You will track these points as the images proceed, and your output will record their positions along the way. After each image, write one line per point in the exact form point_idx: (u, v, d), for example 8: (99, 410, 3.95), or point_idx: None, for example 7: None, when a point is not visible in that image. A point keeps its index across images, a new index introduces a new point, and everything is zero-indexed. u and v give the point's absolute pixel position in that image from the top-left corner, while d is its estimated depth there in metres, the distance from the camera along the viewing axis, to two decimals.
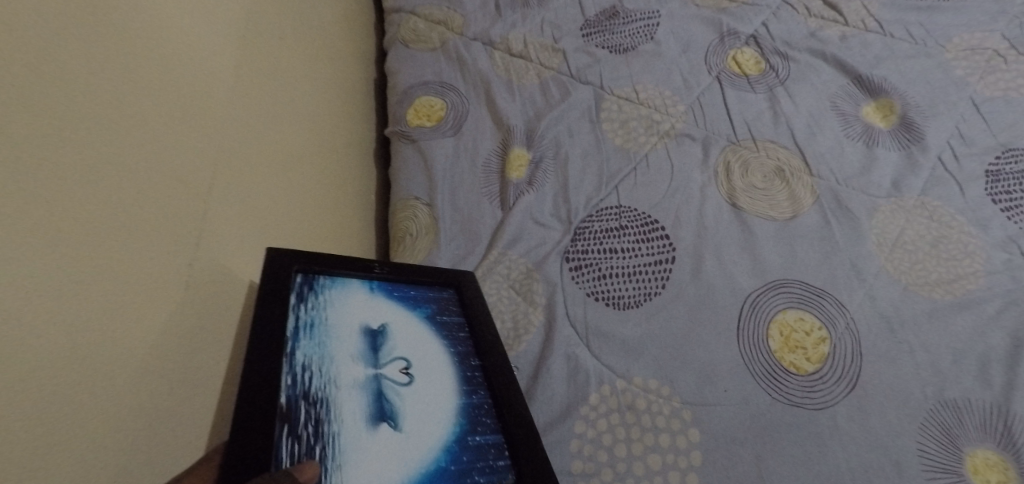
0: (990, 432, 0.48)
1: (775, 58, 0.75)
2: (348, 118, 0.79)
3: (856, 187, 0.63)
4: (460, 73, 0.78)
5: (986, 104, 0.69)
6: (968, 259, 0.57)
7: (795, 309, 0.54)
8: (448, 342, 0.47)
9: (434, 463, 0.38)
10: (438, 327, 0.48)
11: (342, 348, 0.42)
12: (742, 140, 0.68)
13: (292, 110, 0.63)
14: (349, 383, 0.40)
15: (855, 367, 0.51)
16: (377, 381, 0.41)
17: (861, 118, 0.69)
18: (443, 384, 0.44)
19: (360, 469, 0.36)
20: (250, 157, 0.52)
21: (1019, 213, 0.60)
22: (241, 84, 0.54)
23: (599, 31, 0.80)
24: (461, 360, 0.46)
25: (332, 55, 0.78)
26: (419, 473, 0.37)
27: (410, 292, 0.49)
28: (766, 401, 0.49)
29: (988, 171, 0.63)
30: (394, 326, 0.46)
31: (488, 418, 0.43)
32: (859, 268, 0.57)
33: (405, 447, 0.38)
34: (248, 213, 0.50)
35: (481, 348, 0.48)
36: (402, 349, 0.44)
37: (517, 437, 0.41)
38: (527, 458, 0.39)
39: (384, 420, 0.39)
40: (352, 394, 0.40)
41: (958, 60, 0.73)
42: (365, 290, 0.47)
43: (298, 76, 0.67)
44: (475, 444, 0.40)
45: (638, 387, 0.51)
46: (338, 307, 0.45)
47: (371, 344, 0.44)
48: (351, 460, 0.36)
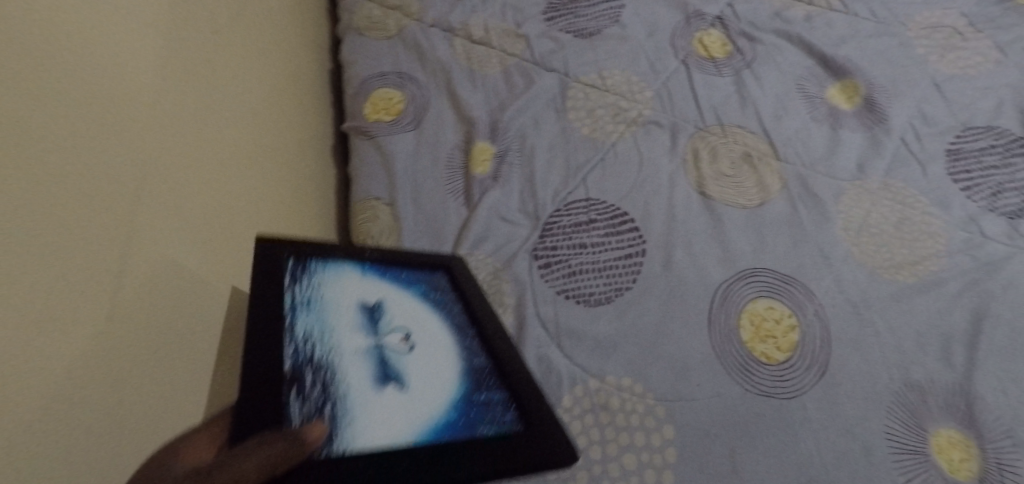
0: (953, 412, 0.49)
1: (741, 40, 0.74)
2: (303, 111, 0.75)
3: (822, 171, 0.63)
4: (420, 62, 0.75)
5: (947, 82, 0.69)
6: (930, 240, 0.58)
7: (764, 298, 0.54)
8: (448, 312, 0.46)
9: (442, 416, 0.37)
10: (437, 300, 0.47)
11: (343, 322, 0.41)
12: (709, 126, 0.67)
13: (247, 100, 0.61)
14: (351, 352, 0.39)
15: (824, 354, 0.51)
16: (379, 349, 0.40)
17: (826, 99, 0.69)
18: (445, 348, 0.42)
19: (369, 425, 0.35)
20: (210, 154, 0.50)
21: (978, 191, 0.61)
22: (198, 74, 0.51)
23: (563, 14, 0.77)
24: (462, 327, 0.45)
25: (282, 38, 0.74)
26: (428, 424, 0.36)
27: (406, 270, 0.48)
28: (739, 393, 0.49)
29: (949, 150, 0.64)
30: (391, 301, 0.44)
31: (493, 374, 0.41)
32: (827, 254, 0.57)
33: (412, 405, 0.37)
34: (209, 213, 0.48)
35: (482, 320, 0.46)
36: (402, 320, 0.43)
37: (524, 387, 0.40)
38: (536, 404, 0.38)
39: (389, 382, 0.38)
40: (356, 361, 0.39)
41: (919, 39, 0.73)
42: (359, 270, 0.46)
43: (251, 59, 0.64)
44: (480, 397, 0.39)
45: (611, 386, 0.50)
46: (335, 287, 0.44)
47: (371, 317, 0.43)
48: (359, 418, 0.35)
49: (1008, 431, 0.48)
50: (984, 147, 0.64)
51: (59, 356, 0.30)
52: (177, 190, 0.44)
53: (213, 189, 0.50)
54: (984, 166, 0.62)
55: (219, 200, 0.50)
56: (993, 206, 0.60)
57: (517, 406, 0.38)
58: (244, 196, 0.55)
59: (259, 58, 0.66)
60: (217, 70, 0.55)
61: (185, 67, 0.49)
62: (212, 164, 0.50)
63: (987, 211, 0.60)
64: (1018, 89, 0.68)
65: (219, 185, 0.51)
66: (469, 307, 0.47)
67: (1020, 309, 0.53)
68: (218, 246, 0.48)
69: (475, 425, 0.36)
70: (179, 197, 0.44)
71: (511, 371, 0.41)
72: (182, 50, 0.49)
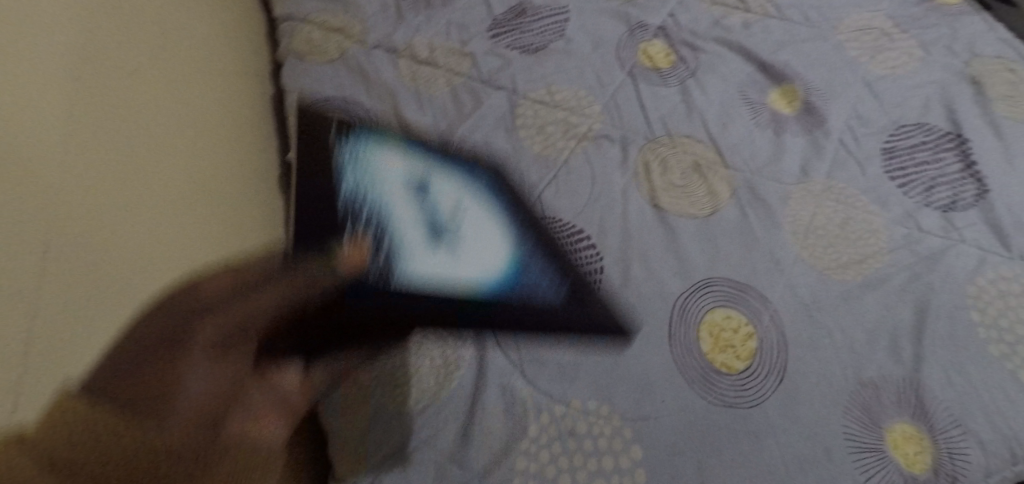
0: (906, 406, 0.51)
1: (683, 50, 0.75)
2: (244, 143, 0.75)
3: (768, 175, 0.64)
4: (364, 85, 0.73)
5: (879, 83, 0.72)
6: (873, 237, 0.60)
7: (721, 307, 0.55)
8: (488, 201, 0.60)
9: (485, 272, 0.54)
10: (480, 192, 0.60)
11: (400, 201, 0.58)
12: (658, 137, 0.68)
13: (183, 135, 0.65)
14: (408, 222, 0.57)
15: (783, 360, 0.52)
16: (431, 223, 0.57)
17: (768, 105, 0.71)
18: (487, 229, 0.57)
19: (420, 259, 0.54)
20: (144, 202, 0.57)
21: (914, 187, 0.63)
22: (130, 137, 0.57)
23: (508, 30, 0.77)
24: (501, 215, 0.59)
25: (211, 59, 0.74)
26: (472, 275, 0.53)
27: (451, 166, 0.62)
28: (703, 406, 0.50)
29: (885, 148, 0.66)
30: (439, 187, 0.60)
31: (531, 253, 0.56)
32: (778, 259, 0.58)
33: (457, 262, 0.54)
34: (154, 252, 0.56)
35: (516, 205, 0.61)
36: (447, 207, 0.58)
37: (563, 265, 0.55)
38: (574, 285, 0.54)
39: (438, 245, 0.56)
40: (410, 228, 0.56)
41: (850, 41, 0.76)
42: (404, 155, 0.63)
43: (179, 92, 0.67)
44: (523, 269, 0.54)
45: (577, 411, 0.51)
46: (380, 166, 0.61)
47: (422, 201, 0.59)
48: (421, 259, 0.54)
49: (956, 422, 0.50)
50: (916, 144, 0.67)
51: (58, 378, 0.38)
52: (117, 247, 0.52)
53: (156, 231, 0.57)
54: (918, 162, 0.65)
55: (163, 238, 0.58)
56: (928, 201, 0.62)
57: (555, 269, 0.54)
58: (197, 228, 0.63)
59: (188, 86, 0.69)
60: (137, 120, 0.59)
61: (92, 127, 0.53)
62: (150, 210, 0.57)
63: (923, 205, 0.62)
64: (943, 86, 0.71)
65: (163, 225, 0.59)
66: (507, 192, 0.61)
67: (960, 300, 0.56)
68: (194, 271, 0.56)
69: (517, 270, 0.54)
70: (115, 252, 0.52)
71: (547, 246, 0.57)
72: (82, 117, 0.52)
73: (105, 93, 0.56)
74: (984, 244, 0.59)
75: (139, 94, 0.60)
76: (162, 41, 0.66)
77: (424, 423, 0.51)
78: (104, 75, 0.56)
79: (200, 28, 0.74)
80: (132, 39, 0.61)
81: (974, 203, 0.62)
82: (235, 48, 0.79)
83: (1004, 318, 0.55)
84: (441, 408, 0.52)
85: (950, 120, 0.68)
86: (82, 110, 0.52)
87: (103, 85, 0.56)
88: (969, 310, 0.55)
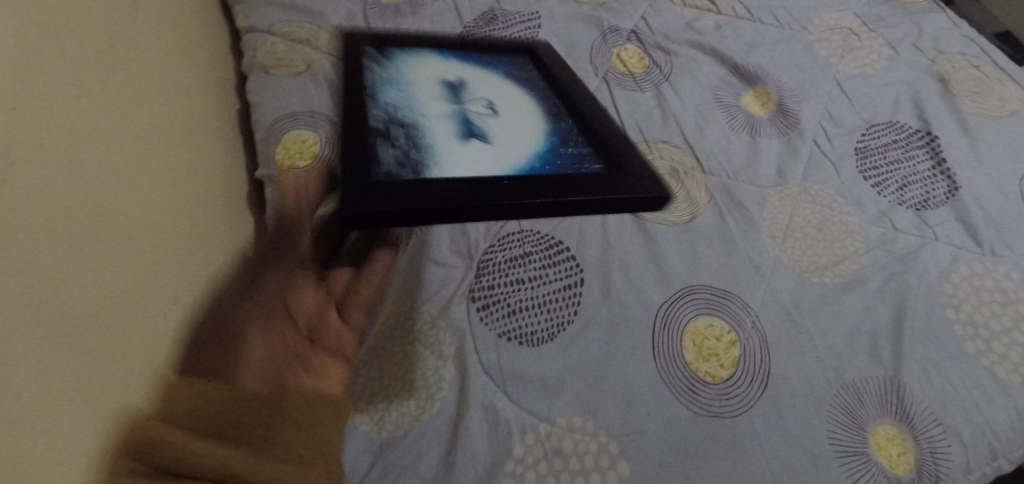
0: (888, 409, 0.51)
1: (657, 53, 0.75)
2: (226, 147, 0.72)
3: (745, 179, 0.64)
4: (333, 99, 0.72)
5: (849, 83, 0.72)
6: (849, 238, 0.60)
7: (704, 315, 0.55)
8: (523, 88, 0.54)
9: (529, 162, 0.45)
10: (511, 78, 0.54)
11: (424, 91, 0.50)
12: (635, 143, 0.67)
13: (164, 136, 0.61)
14: (436, 114, 0.48)
15: (766, 366, 0.52)
16: (460, 111, 0.49)
17: (742, 108, 0.71)
18: (522, 119, 0.50)
19: (460, 156, 0.44)
20: (144, 210, 0.55)
21: (887, 186, 0.64)
22: (109, 149, 0.52)
23: (479, 37, 0.76)
24: (541, 100, 0.52)
25: (172, 53, 0.68)
26: (515, 165, 0.44)
27: (483, 57, 0.56)
28: (690, 418, 0.50)
29: (857, 148, 0.67)
30: (470, 80, 0.52)
31: (574, 138, 0.48)
32: (757, 263, 0.58)
33: (496, 154, 0.45)
34: (157, 256, 0.55)
35: (554, 85, 0.54)
36: (481, 92, 0.51)
37: (611, 151, 0.47)
38: (623, 156, 0.46)
39: (473, 138, 0.46)
40: (438, 122, 0.47)
41: (820, 42, 0.76)
42: (438, 56, 0.55)
43: (151, 90, 0.62)
44: (568, 152, 0.47)
45: (562, 428, 0.51)
46: (411, 68, 0.53)
47: (450, 89, 0.51)
48: (450, 150, 0.45)
49: (937, 420, 0.50)
50: (888, 143, 0.67)
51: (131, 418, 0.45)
52: (123, 264, 0.50)
53: (159, 234, 0.56)
54: (890, 160, 0.66)
55: (166, 239, 0.57)
56: (902, 199, 0.63)
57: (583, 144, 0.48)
58: (199, 223, 0.63)
59: (155, 83, 0.63)
60: (114, 127, 0.54)
61: (72, 143, 0.48)
62: (150, 215, 0.55)
63: (897, 205, 0.62)
64: (912, 84, 0.72)
65: (164, 228, 0.57)
66: (541, 72, 0.56)
67: (936, 297, 0.56)
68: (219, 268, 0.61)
69: (548, 157, 0.46)
70: (123, 268, 0.50)
71: (586, 116, 0.50)
72: (57, 134, 0.47)
73: (76, 107, 0.50)
74: (957, 241, 0.60)
75: (112, 102, 0.55)
76: (152, 48, 0.64)
77: (406, 448, 0.51)
78: (70, 87, 0.50)
79: (148, 13, 0.66)
80: (90, 44, 0.54)
81: (945, 200, 0.63)
82: (199, 48, 0.75)
83: (979, 315, 0.55)
84: (424, 431, 0.52)
85: (919, 117, 0.69)
86: (57, 127, 0.47)
87: (72, 98, 0.50)
88: (945, 308, 0.55)
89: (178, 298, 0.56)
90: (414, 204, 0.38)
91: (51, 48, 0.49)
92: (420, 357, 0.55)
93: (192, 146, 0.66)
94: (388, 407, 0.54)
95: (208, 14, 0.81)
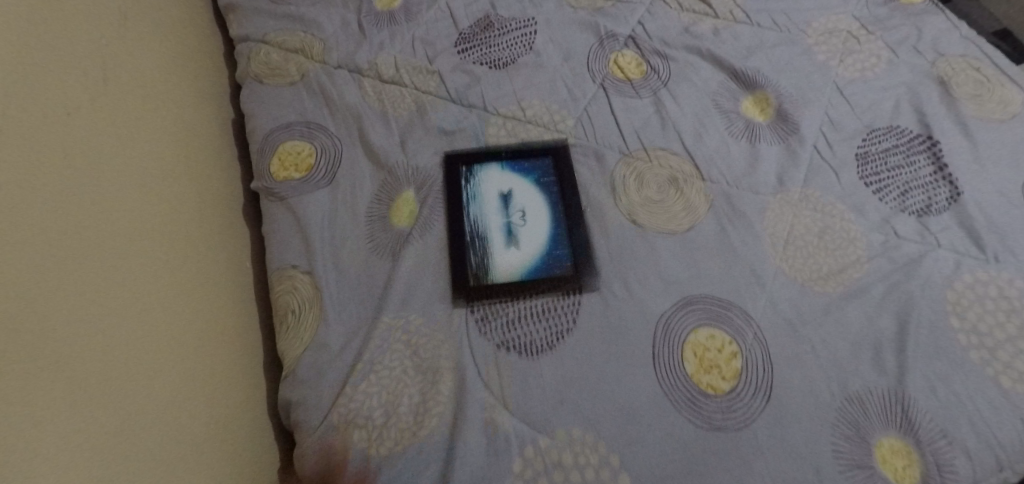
0: (892, 420, 0.50)
1: (655, 59, 0.74)
2: (223, 157, 0.72)
3: (745, 187, 0.63)
4: (328, 109, 0.72)
5: (849, 87, 0.71)
6: (851, 246, 0.59)
7: (705, 326, 0.54)
8: (548, 196, 0.64)
9: (534, 259, 0.60)
10: (543, 188, 0.64)
11: (488, 207, 0.63)
12: (633, 151, 0.66)
13: (153, 145, 0.59)
14: (493, 225, 0.62)
15: (767, 377, 0.52)
16: (507, 225, 0.62)
17: (741, 114, 0.70)
18: (539, 223, 0.62)
19: (501, 260, 0.60)
20: (135, 220, 0.52)
21: (888, 193, 0.62)
22: (96, 158, 0.50)
23: (474, 45, 0.76)
24: (552, 206, 0.63)
25: (161, 62, 0.67)
26: (526, 263, 0.59)
27: (524, 165, 0.66)
28: (692, 431, 0.50)
29: (858, 154, 0.65)
30: (516, 192, 0.64)
31: (563, 240, 0.60)
32: (758, 272, 0.58)
33: (523, 253, 0.60)
34: (153, 269, 0.52)
35: (564, 194, 0.64)
36: (523, 206, 0.63)
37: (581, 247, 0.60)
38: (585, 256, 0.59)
39: (511, 242, 0.61)
40: (495, 234, 0.62)
41: (820, 45, 0.75)
42: (498, 167, 0.66)
43: (139, 98, 0.60)
44: (556, 251, 0.60)
45: (562, 443, 0.50)
46: (480, 181, 0.65)
47: (503, 204, 0.63)
48: (499, 257, 0.60)
49: (942, 431, 0.50)
50: (889, 148, 0.65)
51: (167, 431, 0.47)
52: (115, 278, 0.48)
53: (153, 247, 0.53)
54: (891, 166, 0.64)
55: (162, 251, 0.54)
56: (903, 206, 0.61)
57: (574, 254, 0.59)
58: (195, 234, 0.60)
59: (143, 90, 0.61)
60: (99, 135, 0.52)
61: (55, 153, 0.46)
62: (142, 226, 0.53)
63: (899, 211, 0.61)
64: (912, 87, 0.70)
65: (159, 240, 0.54)
66: (563, 174, 0.65)
67: (939, 306, 0.55)
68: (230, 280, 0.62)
69: (547, 266, 0.59)
70: (116, 282, 0.48)
71: (576, 218, 0.62)
72: (38, 143, 0.45)
73: (60, 117, 0.48)
74: (960, 247, 0.59)
75: (96, 109, 0.53)
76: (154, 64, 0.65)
77: (405, 465, 0.51)
78: (54, 96, 0.48)
79: (139, 23, 0.65)
80: (73, 51, 0.53)
81: (948, 205, 0.61)
82: (192, 58, 0.74)
83: (984, 323, 0.54)
84: (421, 447, 0.52)
85: (919, 121, 0.67)
86: (39, 136, 0.45)
87: (57, 107, 0.48)
88: (949, 317, 0.54)
89: (179, 313, 0.53)
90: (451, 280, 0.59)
91: (35, 56, 0.48)
92: (417, 370, 0.55)
93: (198, 158, 0.66)
94: (385, 422, 0.53)
95: (201, 23, 0.80)
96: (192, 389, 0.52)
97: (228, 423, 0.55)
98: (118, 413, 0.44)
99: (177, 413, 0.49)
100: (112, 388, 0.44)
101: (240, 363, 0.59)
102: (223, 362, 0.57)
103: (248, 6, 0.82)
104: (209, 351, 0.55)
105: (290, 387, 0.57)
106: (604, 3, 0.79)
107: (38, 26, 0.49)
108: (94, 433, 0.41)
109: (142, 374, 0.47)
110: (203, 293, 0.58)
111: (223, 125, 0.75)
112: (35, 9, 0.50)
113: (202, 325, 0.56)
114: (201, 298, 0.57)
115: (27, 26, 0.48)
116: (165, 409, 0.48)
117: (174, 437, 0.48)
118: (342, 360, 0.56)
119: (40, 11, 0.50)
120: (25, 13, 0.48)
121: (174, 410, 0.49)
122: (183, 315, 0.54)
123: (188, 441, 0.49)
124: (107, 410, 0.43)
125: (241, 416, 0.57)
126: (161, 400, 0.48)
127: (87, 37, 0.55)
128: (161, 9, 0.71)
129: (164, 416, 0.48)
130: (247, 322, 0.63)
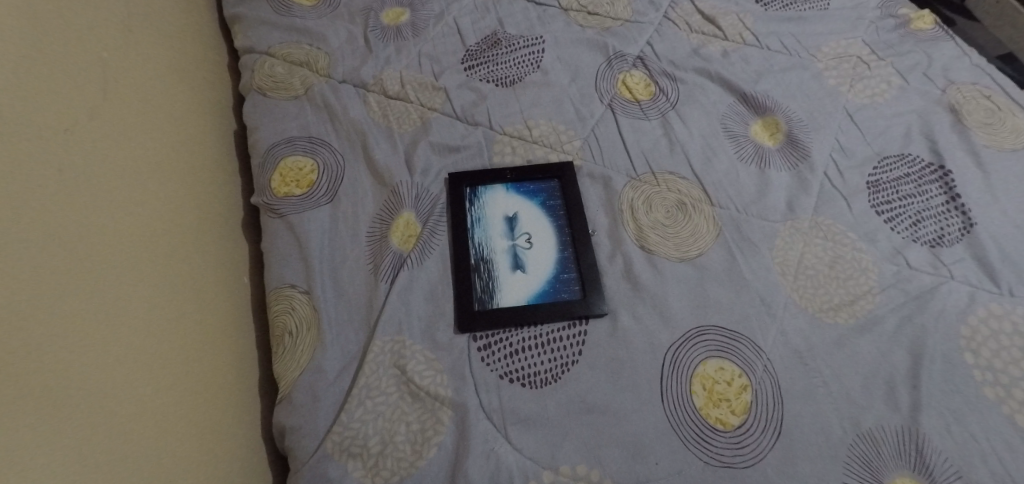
0: (906, 460, 0.49)
1: (663, 80, 0.73)
2: (224, 169, 0.71)
3: (754, 213, 0.62)
4: (331, 124, 0.71)
5: (859, 112, 0.69)
6: (862, 276, 0.58)
7: (714, 358, 0.54)
8: (556, 221, 0.63)
9: (542, 286, 0.59)
10: (551, 212, 0.63)
11: (495, 230, 0.62)
12: (641, 174, 0.65)
13: (150, 163, 0.57)
14: (500, 250, 0.61)
15: (778, 413, 0.51)
16: (514, 250, 0.61)
17: (750, 138, 0.69)
18: (546, 250, 0.61)
19: (508, 288, 0.59)
20: (138, 228, 0.52)
21: (900, 222, 0.61)
22: (87, 175, 0.48)
23: (481, 62, 0.75)
24: (560, 231, 0.62)
25: (161, 76, 0.65)
26: (534, 291, 0.59)
27: (531, 188, 0.65)
28: (699, 468, 0.50)
29: (870, 182, 0.64)
30: (524, 216, 0.63)
31: (572, 268, 0.60)
32: (768, 303, 0.57)
33: (531, 280, 0.59)
34: (147, 292, 0.50)
35: (573, 218, 0.62)
36: (529, 232, 0.62)
37: (588, 272, 0.59)
38: (593, 282, 0.58)
39: (518, 269, 0.60)
40: (501, 259, 0.61)
41: (829, 70, 0.73)
42: (504, 189, 0.65)
43: (135, 114, 0.58)
44: (564, 277, 0.59)
45: (566, 476, 0.50)
46: (487, 203, 0.64)
47: (510, 228, 0.63)
48: (507, 287, 0.59)
49: (957, 473, 0.48)
50: (900, 177, 0.64)
51: (168, 441, 0.47)
52: (103, 301, 0.45)
53: (147, 269, 0.51)
54: (903, 195, 0.62)
55: (156, 273, 0.52)
56: (916, 236, 0.60)
57: (581, 280, 0.59)
58: (196, 252, 0.59)
59: (144, 105, 0.60)
60: (92, 150, 0.50)
61: (45, 171, 0.44)
62: (144, 234, 0.53)
63: (911, 241, 0.59)
64: (923, 114, 0.68)
65: (152, 264, 0.52)
66: (571, 198, 0.64)
67: (953, 341, 0.53)
68: (224, 296, 0.61)
69: (555, 292, 0.58)
70: (120, 300, 0.47)
71: (583, 246, 0.61)
72: (26, 159, 0.43)
73: (55, 135, 0.46)
74: (973, 279, 0.57)
75: (95, 124, 0.51)
76: (157, 74, 0.64)
77: None
78: (49, 112, 0.47)
79: (142, 32, 0.64)
80: (69, 66, 0.51)
81: (960, 236, 0.59)
82: (192, 69, 0.72)
83: (998, 359, 0.52)
84: (420, 477, 0.50)
85: (930, 149, 0.65)
86: (27, 153, 0.43)
87: (52, 124, 0.46)
88: (964, 352, 0.53)
89: (172, 340, 0.51)
90: (458, 306, 0.58)
91: (29, 72, 0.46)
92: (418, 396, 0.54)
93: (201, 169, 0.66)
94: (383, 450, 0.52)
95: (204, 34, 0.79)
96: (185, 420, 0.49)
97: (223, 456, 0.52)
98: (129, 417, 0.44)
99: (173, 440, 0.47)
100: (95, 419, 0.41)
101: (235, 386, 0.57)
102: (219, 385, 0.55)
103: (253, 18, 0.81)
104: (209, 372, 0.54)
105: (284, 411, 0.55)
106: (612, 22, 0.79)
107: (35, 43, 0.48)
108: (100, 448, 0.41)
109: (136, 396, 0.45)
110: (198, 318, 0.55)
111: (223, 139, 0.74)
112: (38, 22, 0.49)
113: (197, 352, 0.53)
114: (196, 323, 0.55)
115: (22, 41, 0.46)
116: (168, 427, 0.47)
117: (170, 463, 0.46)
118: (340, 385, 0.55)
119: (36, 26, 0.49)
120: (24, 28, 0.47)
121: (166, 439, 0.47)
122: (176, 343, 0.51)
123: (192, 457, 0.49)
124: (116, 415, 0.43)
125: (236, 442, 0.55)
126: (159, 421, 0.47)
127: (89, 52, 0.54)
128: (161, 22, 0.69)
129: (167, 436, 0.47)
130: (244, 343, 0.61)
